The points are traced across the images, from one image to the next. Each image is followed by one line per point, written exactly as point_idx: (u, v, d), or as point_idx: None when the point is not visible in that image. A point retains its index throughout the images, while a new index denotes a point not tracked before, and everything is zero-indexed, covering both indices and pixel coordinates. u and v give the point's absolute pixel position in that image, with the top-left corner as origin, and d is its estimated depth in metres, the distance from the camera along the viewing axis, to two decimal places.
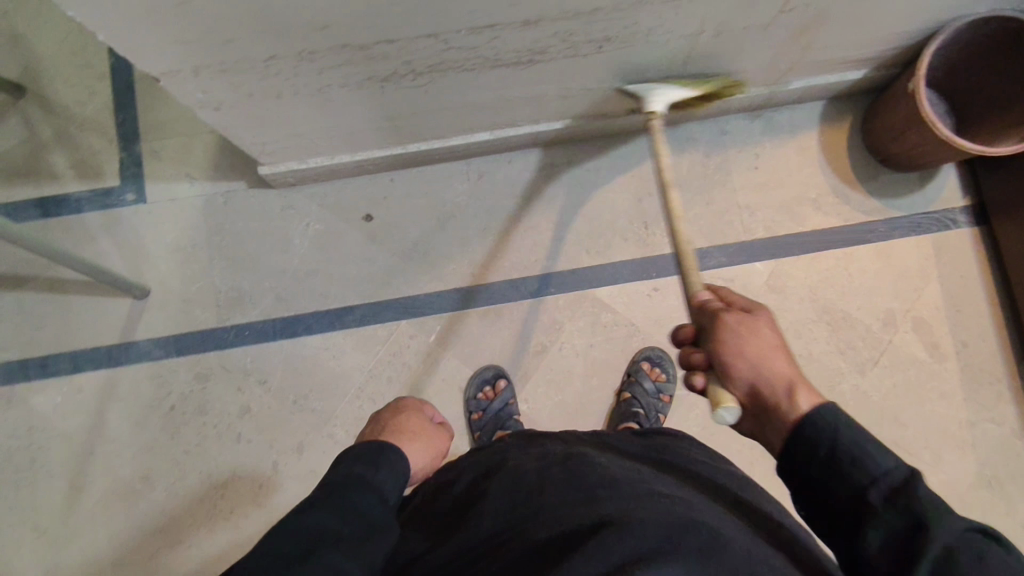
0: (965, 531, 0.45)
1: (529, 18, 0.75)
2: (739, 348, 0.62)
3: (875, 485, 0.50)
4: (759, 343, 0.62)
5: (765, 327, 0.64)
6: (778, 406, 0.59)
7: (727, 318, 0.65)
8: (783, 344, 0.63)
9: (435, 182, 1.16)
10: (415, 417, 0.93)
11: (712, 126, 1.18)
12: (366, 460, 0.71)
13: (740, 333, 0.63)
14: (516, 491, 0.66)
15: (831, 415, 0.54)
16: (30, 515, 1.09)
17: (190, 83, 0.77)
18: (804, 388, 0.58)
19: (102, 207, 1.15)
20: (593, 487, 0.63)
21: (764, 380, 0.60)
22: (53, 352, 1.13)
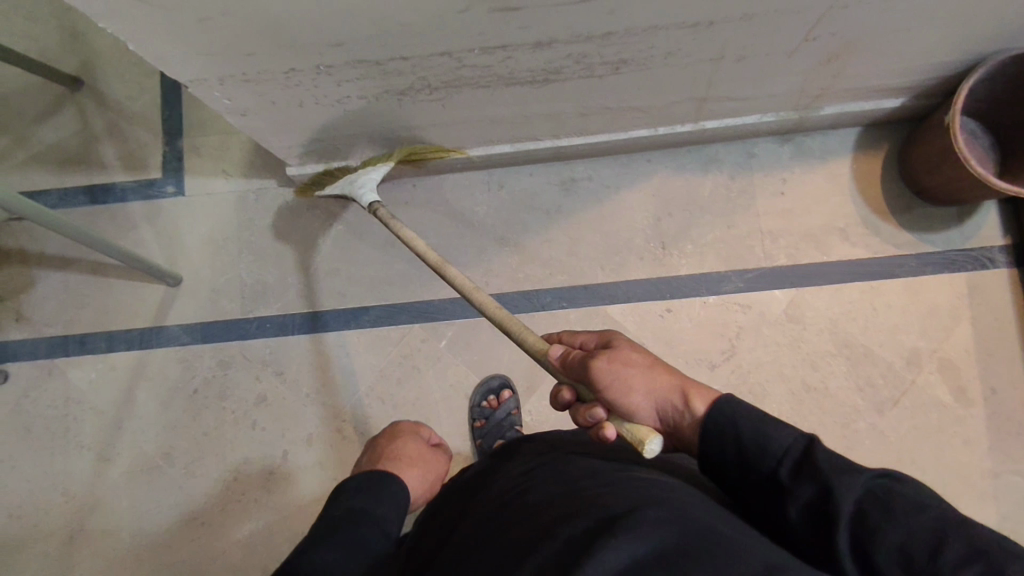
0: (871, 482, 0.49)
1: (540, 40, 0.75)
2: (627, 383, 0.64)
3: (782, 465, 0.54)
4: (637, 369, 0.65)
5: (627, 353, 0.67)
6: (683, 417, 0.63)
7: (598, 361, 0.65)
8: (649, 359, 0.67)
9: (457, 190, 1.19)
10: (414, 440, 1.02)
11: (737, 148, 1.17)
12: (366, 492, 0.82)
13: (620, 368, 0.64)
14: (502, 494, 0.67)
15: (729, 408, 0.59)
16: (60, 482, 1.16)
17: (216, 90, 0.81)
18: (692, 389, 0.63)
19: (144, 197, 1.22)
20: (562, 479, 0.65)
21: (659, 398, 0.64)
22: (89, 331, 1.20)
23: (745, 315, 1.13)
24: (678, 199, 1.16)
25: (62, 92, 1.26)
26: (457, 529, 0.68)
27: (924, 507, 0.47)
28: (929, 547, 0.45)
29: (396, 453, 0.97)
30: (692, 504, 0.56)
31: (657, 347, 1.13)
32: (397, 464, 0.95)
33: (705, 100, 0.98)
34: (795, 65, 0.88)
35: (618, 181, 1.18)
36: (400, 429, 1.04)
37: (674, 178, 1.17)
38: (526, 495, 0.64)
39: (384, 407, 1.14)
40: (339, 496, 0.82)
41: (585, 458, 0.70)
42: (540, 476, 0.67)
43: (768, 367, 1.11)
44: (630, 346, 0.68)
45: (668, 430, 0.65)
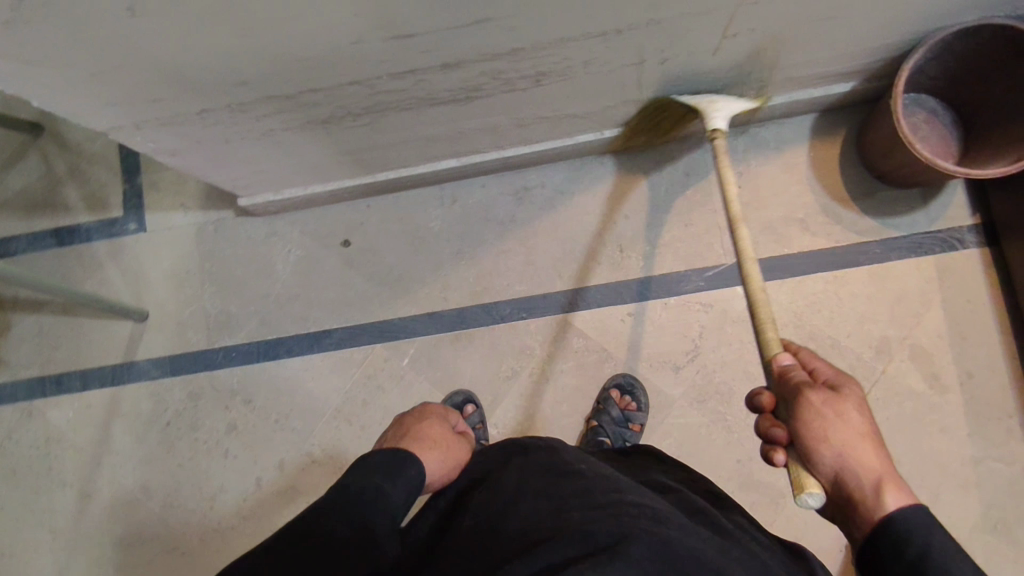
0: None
1: (447, 62, 0.74)
2: (825, 431, 0.59)
3: None
4: (847, 429, 0.59)
5: (852, 410, 0.60)
6: (861, 499, 0.56)
7: (811, 395, 0.61)
8: (871, 429, 0.60)
9: (412, 207, 1.19)
10: (441, 425, 0.90)
11: (691, 144, 1.14)
12: (385, 472, 0.73)
13: (827, 415, 0.60)
14: (502, 497, 0.71)
15: (924, 522, 0.53)
16: (47, 520, 1.19)
17: (139, 135, 0.81)
18: (892, 484, 0.56)
19: (108, 236, 1.24)
20: (565, 495, 0.67)
21: (848, 469, 0.58)
22: (65, 371, 1.23)
23: (707, 314, 1.10)
24: (633, 201, 1.15)
25: (23, 139, 1.28)
26: (448, 529, 0.72)
27: None
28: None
29: (419, 434, 0.86)
30: (674, 527, 0.61)
31: (619, 352, 1.12)
32: (419, 445, 0.83)
33: (643, 101, 0.97)
34: (725, 59, 0.86)
35: (571, 186, 1.16)
36: (429, 411, 0.93)
37: (627, 179, 1.15)
38: (530, 509, 0.66)
39: (351, 428, 1.14)
40: (358, 471, 0.73)
41: (580, 467, 0.74)
42: (537, 484, 0.71)
43: (733, 367, 1.09)
44: (864, 410, 0.62)
45: (842, 506, 0.59)
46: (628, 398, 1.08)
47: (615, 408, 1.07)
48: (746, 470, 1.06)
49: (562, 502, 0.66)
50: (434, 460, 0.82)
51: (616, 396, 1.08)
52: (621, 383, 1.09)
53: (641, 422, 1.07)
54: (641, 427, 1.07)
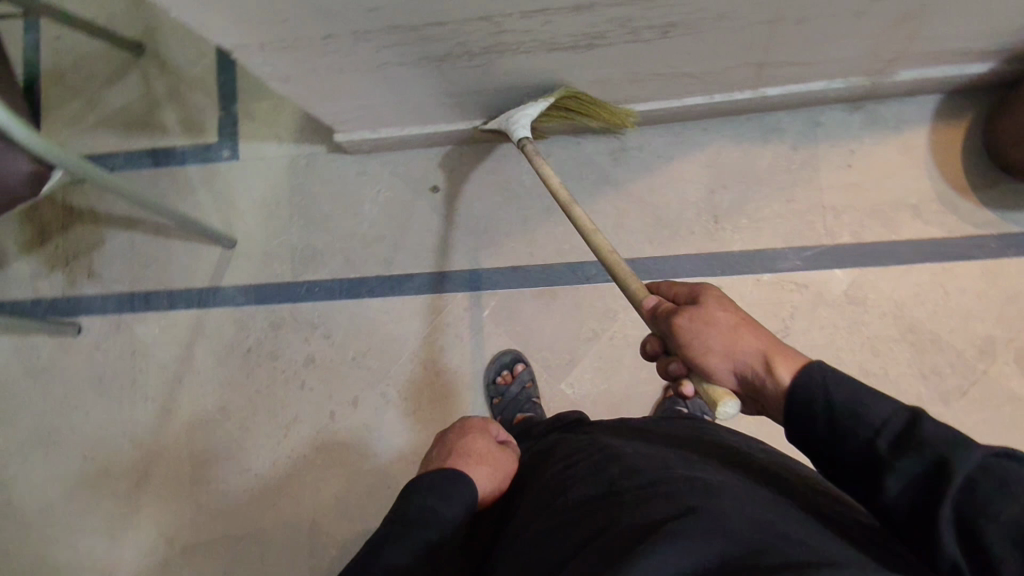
0: (986, 456, 0.43)
1: (579, 4, 0.72)
2: (704, 346, 0.60)
3: (880, 433, 0.48)
4: (720, 332, 0.60)
5: (716, 311, 0.62)
6: (763, 384, 0.57)
7: (678, 320, 0.63)
8: (739, 318, 0.61)
9: (504, 158, 1.17)
10: (481, 436, 0.89)
11: (804, 116, 1.09)
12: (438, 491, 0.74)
13: (698, 330, 0.61)
14: (543, 496, 0.68)
15: (818, 375, 0.52)
16: (129, 428, 1.24)
17: (259, 56, 0.80)
18: (778, 356, 0.57)
19: (203, 160, 1.26)
20: (611, 478, 0.62)
21: (740, 366, 0.59)
22: (153, 289, 1.26)
23: (801, 295, 1.07)
24: (734, 169, 1.11)
25: (125, 57, 1.30)
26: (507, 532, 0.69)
27: None
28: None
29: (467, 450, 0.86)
30: (734, 497, 0.54)
31: None
32: (462, 463, 0.83)
33: (764, 65, 0.92)
34: (865, 25, 0.81)
35: (670, 151, 1.13)
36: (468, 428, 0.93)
37: (731, 148, 1.11)
38: (560, 494, 0.64)
39: (427, 372, 1.16)
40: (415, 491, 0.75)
41: (627, 449, 0.69)
42: (579, 470, 0.67)
43: (824, 351, 1.05)
44: (728, 303, 0.63)
45: (754, 397, 0.60)
46: None
47: None
48: None
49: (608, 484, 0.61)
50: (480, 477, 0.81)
51: None
52: None
53: None
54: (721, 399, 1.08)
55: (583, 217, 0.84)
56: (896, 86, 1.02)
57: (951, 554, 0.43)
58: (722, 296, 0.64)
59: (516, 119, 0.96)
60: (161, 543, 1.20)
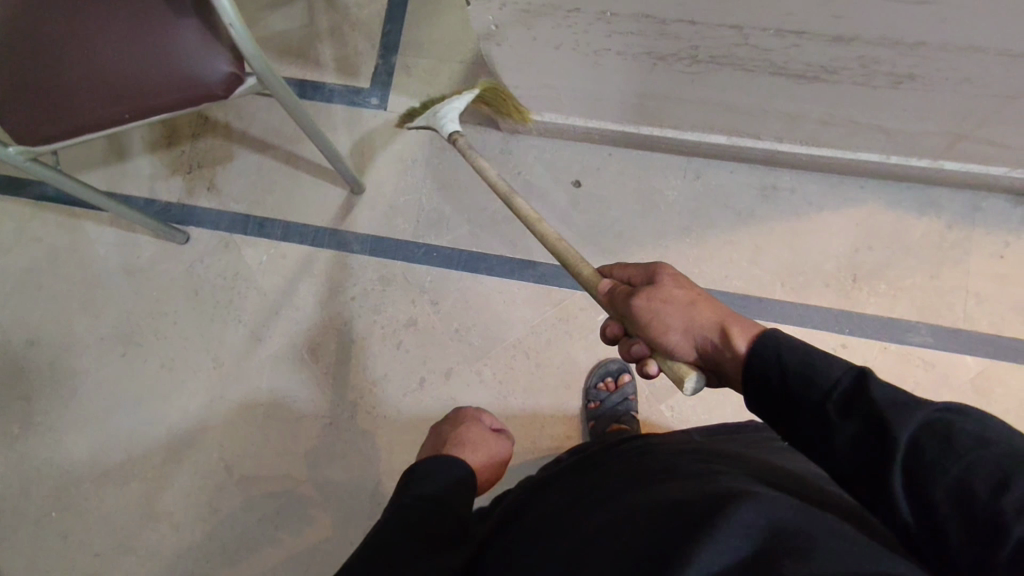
0: (927, 416, 0.43)
1: (840, 35, 0.71)
2: (665, 323, 0.61)
3: (829, 397, 0.48)
4: (679, 309, 0.61)
5: (671, 290, 0.63)
6: (720, 353, 0.58)
7: (636, 303, 0.63)
8: (694, 294, 0.62)
9: (652, 170, 1.17)
10: (475, 425, 0.96)
11: (965, 198, 1.09)
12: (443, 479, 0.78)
13: (656, 309, 0.62)
14: (561, 506, 0.63)
15: (773, 342, 0.53)
16: (213, 348, 1.23)
17: (490, 14, 0.80)
18: (735, 326, 0.57)
19: (349, 102, 1.25)
20: (639, 487, 0.58)
21: (701, 339, 0.60)
22: (270, 217, 1.25)
23: (926, 374, 1.05)
24: (883, 234, 1.10)
25: None
26: (521, 518, 0.67)
27: (989, 441, 0.41)
28: (992, 483, 0.39)
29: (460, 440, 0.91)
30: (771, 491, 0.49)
31: None
32: (458, 450, 0.89)
33: (962, 137, 0.91)
34: None
35: (822, 201, 1.12)
36: (461, 417, 0.98)
37: (885, 212, 1.10)
38: (582, 505, 0.60)
39: (527, 361, 1.15)
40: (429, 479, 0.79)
41: (659, 453, 0.66)
42: (614, 477, 0.63)
43: None
44: (681, 277, 0.64)
45: (718, 371, 0.61)
46: None
47: None
48: None
49: (631, 485, 0.59)
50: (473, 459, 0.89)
51: None
52: None
53: None
54: None
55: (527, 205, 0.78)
56: None
57: (904, 515, 0.42)
58: (675, 274, 0.65)
59: (442, 110, 0.92)
60: (217, 469, 1.18)
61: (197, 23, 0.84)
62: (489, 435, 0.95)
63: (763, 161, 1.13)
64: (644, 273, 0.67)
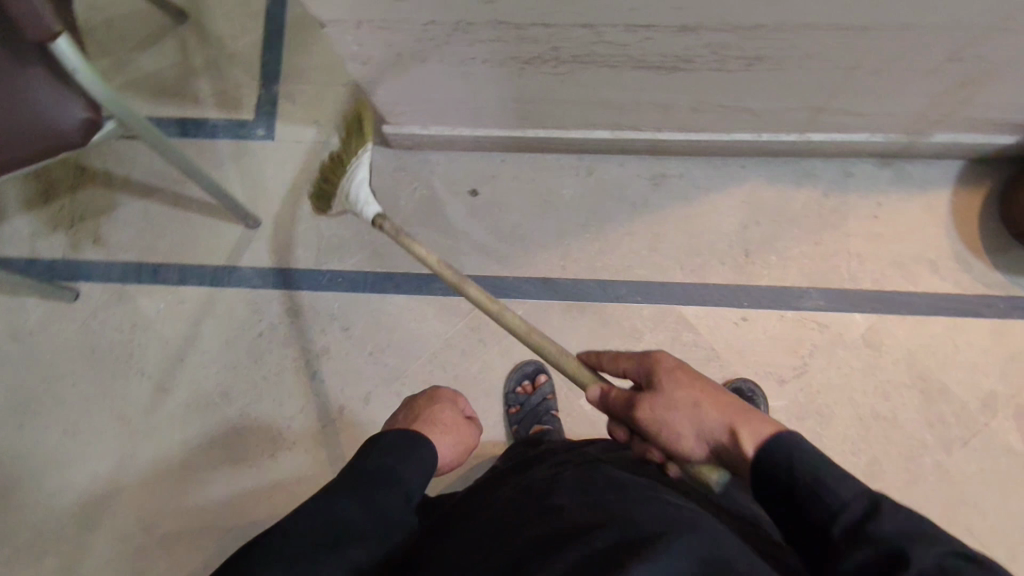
0: (944, 558, 0.43)
1: (685, 24, 0.74)
2: (672, 431, 0.59)
3: (839, 512, 0.47)
4: (684, 414, 0.59)
5: (672, 391, 0.60)
6: (733, 456, 0.55)
7: (639, 413, 0.62)
8: (695, 390, 0.59)
9: (546, 171, 1.19)
10: (451, 407, 0.88)
11: (837, 166, 1.15)
12: (396, 452, 0.69)
13: (661, 418, 0.60)
14: (524, 489, 0.66)
15: (782, 452, 0.50)
16: (118, 405, 1.17)
17: (349, 34, 0.80)
18: (741, 427, 0.55)
19: (234, 136, 1.23)
20: (601, 489, 0.61)
21: (712, 441, 0.57)
22: (164, 262, 1.21)
23: (821, 335, 1.11)
24: (768, 209, 1.15)
25: (167, 24, 1.27)
26: (473, 496, 0.71)
27: None
28: None
29: (431, 419, 0.84)
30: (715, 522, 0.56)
31: (726, 354, 1.12)
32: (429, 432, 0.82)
33: (820, 109, 0.97)
34: (931, 82, 0.86)
35: (708, 183, 1.17)
36: (439, 395, 0.90)
37: (767, 188, 1.16)
38: (546, 491, 0.63)
39: (445, 375, 1.14)
40: (375, 446, 0.69)
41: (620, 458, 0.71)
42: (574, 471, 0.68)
43: (839, 391, 1.09)
44: (684, 369, 0.61)
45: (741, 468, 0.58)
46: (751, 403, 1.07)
47: None
48: None
49: (589, 481, 0.64)
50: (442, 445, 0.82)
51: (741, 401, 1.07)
52: (742, 387, 1.08)
53: None
54: None
55: (483, 294, 0.71)
56: (929, 147, 1.09)
57: None
58: (671, 367, 0.62)
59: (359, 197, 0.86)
60: (136, 532, 1.12)
61: (45, 73, 0.81)
62: (462, 420, 0.89)
63: (648, 151, 1.16)
64: (639, 366, 0.64)
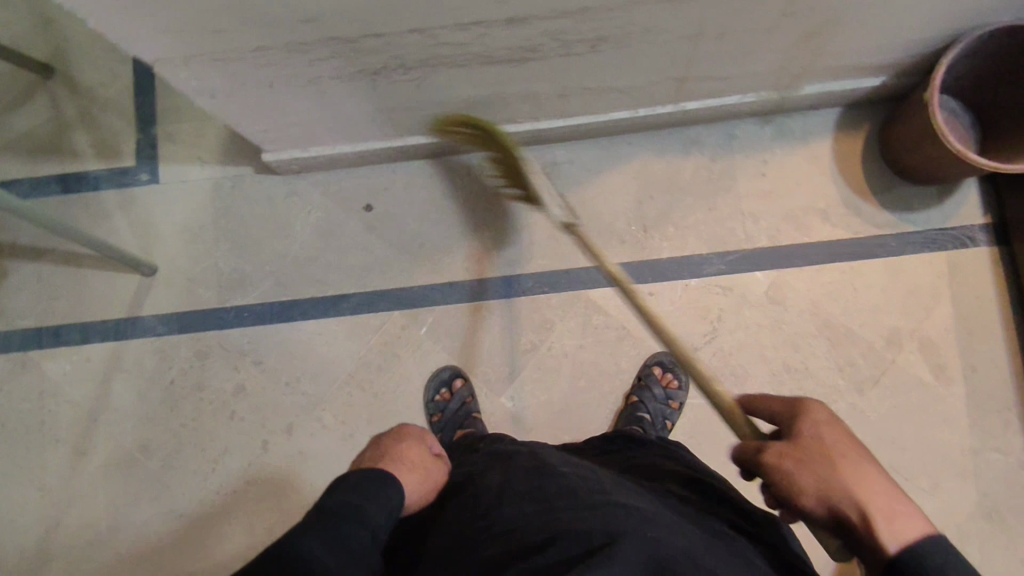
0: None
1: (514, 16, 0.73)
2: (797, 487, 0.52)
3: None
4: (816, 476, 0.52)
5: (818, 450, 0.53)
6: (860, 538, 0.49)
7: (766, 456, 0.55)
8: (837, 456, 0.52)
9: (437, 175, 1.18)
10: (417, 444, 0.78)
11: (720, 130, 1.16)
12: (361, 488, 0.64)
13: (792, 469, 0.53)
14: (479, 501, 0.68)
15: (937, 562, 0.46)
16: (37, 475, 1.14)
17: (184, 71, 0.78)
18: (881, 517, 0.48)
19: (118, 185, 1.20)
20: (552, 497, 0.64)
21: (832, 513, 0.51)
22: (64, 323, 1.18)
23: (726, 298, 1.13)
24: (660, 181, 1.16)
25: (31, 79, 1.23)
26: (430, 531, 0.71)
27: None
28: None
29: (396, 457, 0.74)
30: (658, 524, 0.59)
31: (638, 330, 1.13)
32: (395, 468, 0.71)
33: (684, 79, 0.97)
34: (779, 39, 0.87)
35: (598, 164, 1.17)
36: (403, 434, 0.80)
37: (656, 161, 1.16)
38: (505, 505, 0.65)
39: (365, 394, 1.14)
40: (335, 487, 0.64)
41: (561, 466, 0.72)
42: (513, 486, 0.68)
43: (750, 350, 1.11)
44: (824, 420, 0.55)
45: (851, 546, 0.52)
46: (670, 376, 1.10)
47: (658, 386, 1.09)
48: None
49: (533, 495, 0.66)
50: (411, 485, 0.71)
51: (659, 374, 1.10)
52: (662, 361, 1.11)
53: (681, 402, 1.10)
54: (680, 407, 1.10)
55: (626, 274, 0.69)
56: (803, 99, 1.10)
57: None
58: (824, 425, 0.54)
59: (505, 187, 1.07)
60: None
61: None
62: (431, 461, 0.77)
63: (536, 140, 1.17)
64: (787, 409, 0.57)
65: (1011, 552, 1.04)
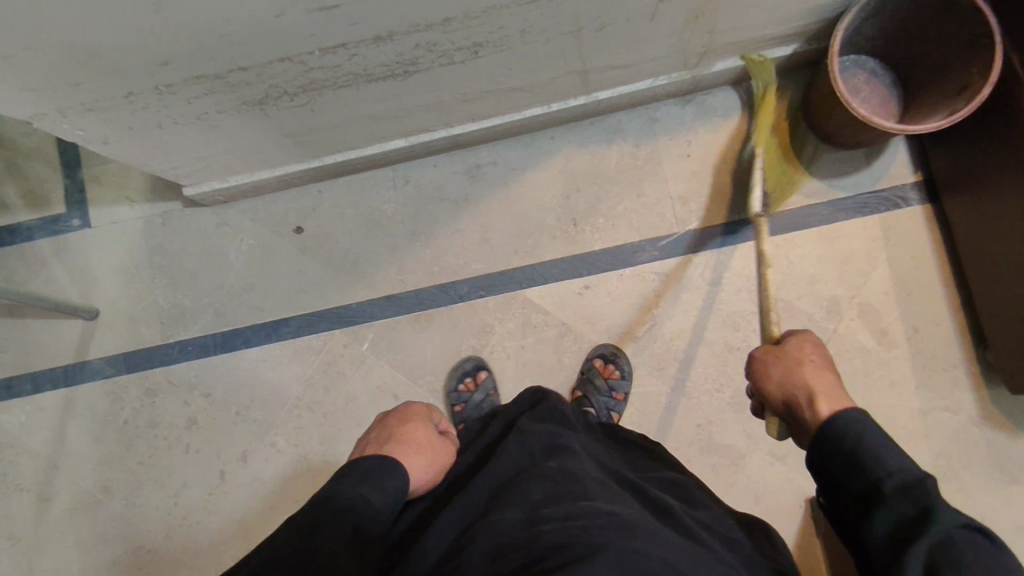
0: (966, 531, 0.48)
1: (380, 34, 0.73)
2: (775, 374, 0.68)
3: (889, 478, 0.52)
4: (784, 371, 0.68)
5: (802, 354, 0.69)
6: (803, 408, 0.63)
7: (757, 354, 0.72)
8: (807, 359, 0.68)
9: (363, 191, 1.18)
10: (423, 427, 0.79)
11: (642, 115, 1.15)
12: (367, 479, 0.66)
13: (776, 363, 0.69)
14: (464, 512, 0.65)
15: (852, 425, 0.57)
16: (5, 525, 1.16)
17: (65, 121, 0.78)
18: (821, 396, 0.62)
19: (51, 233, 1.21)
20: (538, 505, 0.62)
21: (789, 397, 0.66)
22: (15, 374, 1.20)
23: (662, 284, 1.12)
24: (585, 173, 1.15)
25: None
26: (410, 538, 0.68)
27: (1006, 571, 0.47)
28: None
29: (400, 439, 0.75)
30: (644, 534, 0.57)
31: (577, 325, 1.13)
32: (397, 449, 0.73)
33: (585, 71, 0.96)
34: (665, 23, 0.86)
35: (522, 162, 1.16)
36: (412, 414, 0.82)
37: (580, 152, 1.15)
38: (491, 513, 0.62)
39: (313, 415, 1.14)
40: (343, 474, 0.66)
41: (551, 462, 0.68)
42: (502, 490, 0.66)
43: (690, 334, 1.11)
44: (811, 348, 0.70)
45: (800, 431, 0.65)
46: (612, 367, 1.09)
47: (600, 377, 1.08)
48: (707, 433, 1.09)
49: (518, 500, 0.63)
50: (416, 469, 0.72)
51: (600, 366, 1.09)
52: (604, 354, 1.10)
53: (625, 392, 1.08)
54: (626, 397, 1.09)
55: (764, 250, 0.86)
56: (719, 75, 1.08)
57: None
58: (814, 347, 0.70)
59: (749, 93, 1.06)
60: None
61: None
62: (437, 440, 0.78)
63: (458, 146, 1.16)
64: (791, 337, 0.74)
65: (970, 510, 1.03)
